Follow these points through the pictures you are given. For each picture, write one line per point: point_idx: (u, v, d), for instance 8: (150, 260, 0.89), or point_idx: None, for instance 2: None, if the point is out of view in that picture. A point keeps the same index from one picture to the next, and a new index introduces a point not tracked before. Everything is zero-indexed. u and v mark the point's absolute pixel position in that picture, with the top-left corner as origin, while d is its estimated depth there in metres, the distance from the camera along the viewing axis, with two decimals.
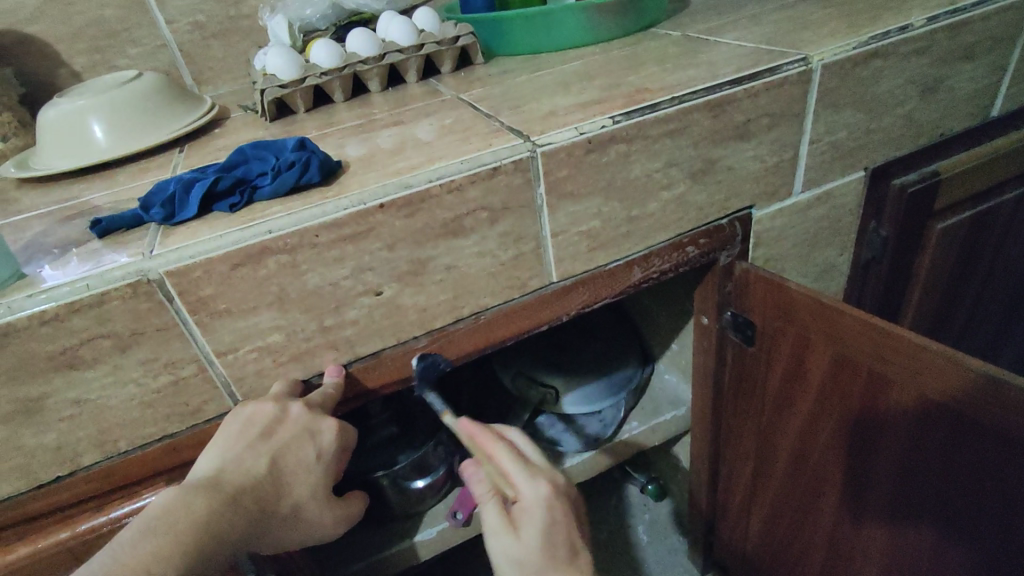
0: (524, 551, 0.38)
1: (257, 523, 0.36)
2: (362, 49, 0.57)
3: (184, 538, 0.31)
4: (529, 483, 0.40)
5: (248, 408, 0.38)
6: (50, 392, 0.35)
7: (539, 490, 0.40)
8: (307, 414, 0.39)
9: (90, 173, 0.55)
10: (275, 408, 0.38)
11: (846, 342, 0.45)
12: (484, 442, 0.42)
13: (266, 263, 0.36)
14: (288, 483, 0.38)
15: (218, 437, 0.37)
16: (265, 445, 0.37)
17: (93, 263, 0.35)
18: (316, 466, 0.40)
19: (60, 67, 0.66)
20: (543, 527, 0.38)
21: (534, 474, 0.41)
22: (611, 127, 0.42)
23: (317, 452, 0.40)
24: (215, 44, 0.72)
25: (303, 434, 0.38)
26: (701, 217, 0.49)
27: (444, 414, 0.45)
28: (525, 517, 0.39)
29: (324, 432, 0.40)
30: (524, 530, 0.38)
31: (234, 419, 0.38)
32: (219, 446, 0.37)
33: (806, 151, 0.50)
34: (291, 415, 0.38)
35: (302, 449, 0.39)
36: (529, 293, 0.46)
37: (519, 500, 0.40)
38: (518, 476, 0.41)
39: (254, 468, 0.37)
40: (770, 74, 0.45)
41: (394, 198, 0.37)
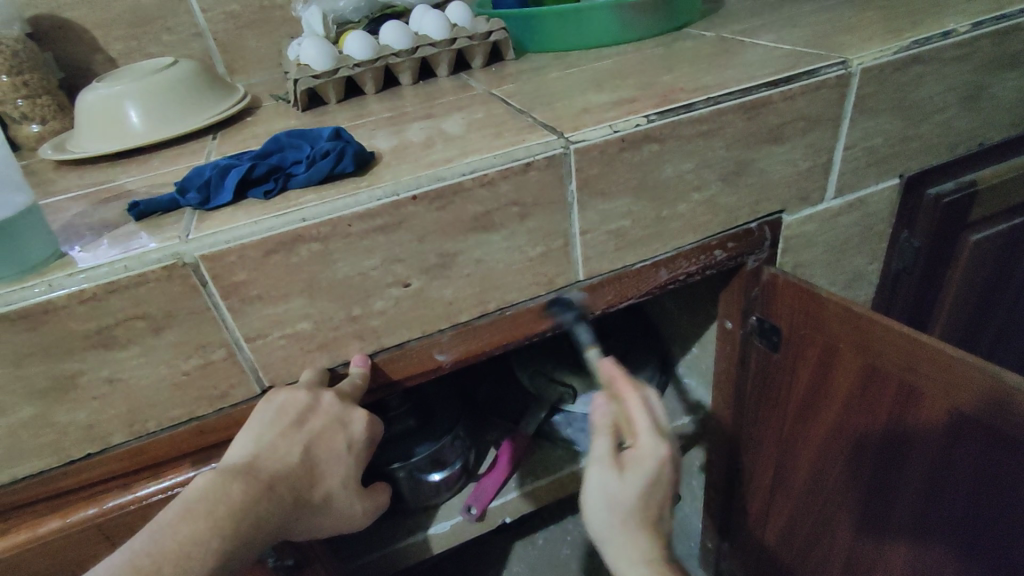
0: (624, 495, 0.38)
1: (288, 510, 0.36)
2: (395, 42, 0.58)
3: (221, 524, 0.33)
4: (652, 441, 0.39)
5: (281, 394, 0.38)
6: (85, 370, 0.35)
7: (661, 451, 0.38)
8: (338, 404, 0.39)
9: (125, 158, 0.55)
10: (308, 397, 0.38)
11: (876, 352, 0.45)
12: (623, 386, 0.41)
13: (299, 250, 0.36)
14: (321, 472, 0.39)
15: (251, 421, 0.37)
16: (298, 433, 0.37)
17: (131, 245, 0.35)
18: (348, 456, 0.40)
19: (97, 53, 0.67)
20: (647, 479, 0.38)
21: (663, 436, 0.39)
22: (645, 125, 0.41)
23: (348, 441, 0.40)
24: (248, 33, 0.72)
25: (336, 423, 0.38)
26: (730, 220, 0.49)
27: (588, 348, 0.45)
28: (638, 466, 0.38)
29: (355, 423, 0.40)
30: (630, 476, 0.38)
31: (265, 404, 0.38)
32: (253, 430, 0.37)
33: (841, 156, 0.49)
34: (323, 404, 0.38)
35: (334, 439, 0.39)
36: (556, 290, 0.46)
37: (637, 451, 0.39)
38: (644, 427, 0.39)
39: (287, 455, 0.37)
40: (808, 77, 0.44)
41: (427, 190, 0.37)
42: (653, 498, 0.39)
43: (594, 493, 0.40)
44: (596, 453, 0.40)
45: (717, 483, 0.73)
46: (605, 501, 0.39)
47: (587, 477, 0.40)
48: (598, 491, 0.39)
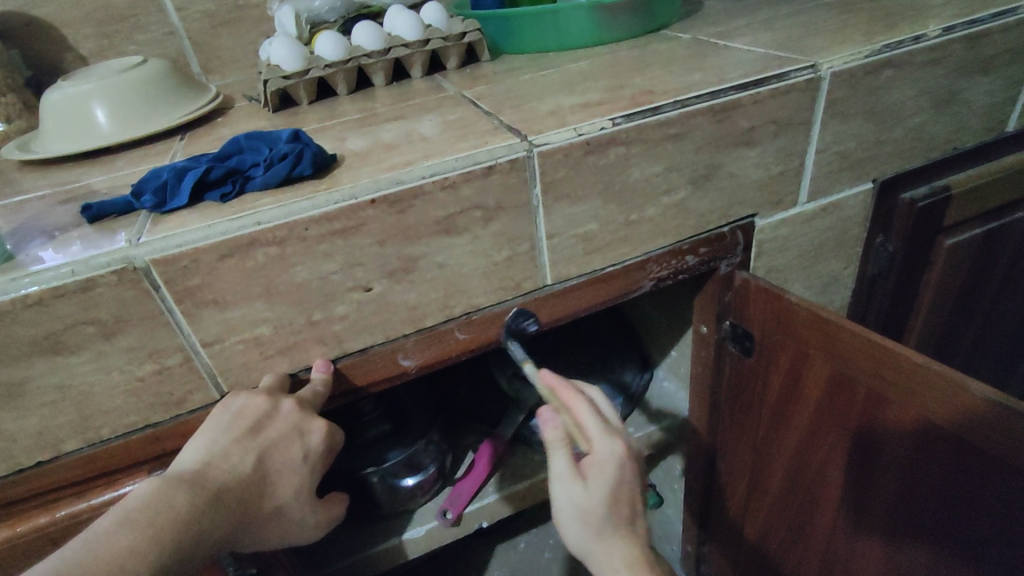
0: (589, 502, 0.39)
1: (238, 521, 0.36)
2: (367, 42, 0.57)
3: (162, 535, 0.31)
4: (604, 442, 0.39)
5: (239, 399, 0.38)
6: (33, 376, 0.34)
7: (615, 451, 0.39)
8: (297, 412, 0.39)
9: (90, 158, 0.55)
10: (267, 403, 0.38)
11: (845, 359, 0.44)
12: (568, 395, 0.41)
13: (255, 254, 0.36)
14: (273, 482, 0.39)
15: (206, 427, 0.37)
16: (253, 442, 0.37)
17: (81, 248, 0.35)
18: (302, 466, 0.40)
19: (67, 51, 0.66)
20: (611, 485, 0.39)
21: (614, 436, 0.40)
22: (611, 129, 0.41)
23: (303, 452, 0.40)
24: (224, 33, 0.72)
25: (291, 433, 0.39)
26: (701, 224, 0.48)
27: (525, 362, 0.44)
28: (597, 474, 0.39)
29: (313, 432, 0.40)
30: (591, 482, 0.39)
31: (223, 411, 0.38)
32: (207, 437, 0.37)
33: (813, 160, 0.49)
34: (282, 412, 0.38)
35: (289, 448, 0.39)
36: (524, 295, 0.45)
37: (593, 458, 0.39)
38: (594, 431, 0.40)
39: (239, 464, 0.37)
40: (778, 80, 0.44)
41: (386, 194, 0.37)
42: (621, 501, 0.40)
43: (560, 503, 0.40)
44: (554, 470, 0.40)
45: (697, 487, 0.72)
46: (574, 512, 0.40)
47: (553, 496, 0.40)
48: (567, 504, 0.40)
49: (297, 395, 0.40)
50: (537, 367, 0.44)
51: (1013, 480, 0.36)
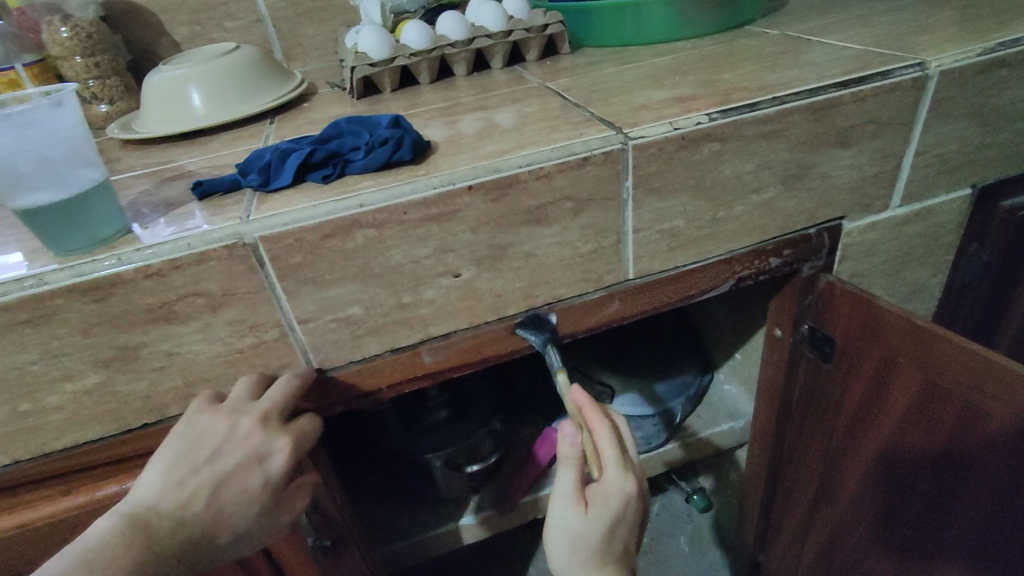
0: (588, 532, 0.42)
1: (188, 554, 0.37)
2: (451, 32, 0.58)
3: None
4: (620, 477, 0.42)
5: (202, 418, 0.37)
6: (146, 342, 0.36)
7: (627, 486, 0.42)
8: (251, 436, 0.37)
9: (186, 139, 0.57)
10: (225, 425, 0.37)
11: (938, 368, 0.43)
12: (592, 419, 0.42)
13: (355, 236, 0.37)
14: (234, 510, 0.38)
15: (164, 448, 0.37)
16: (207, 470, 0.37)
17: (195, 223, 0.36)
18: (264, 493, 0.39)
19: (163, 36, 0.70)
20: (610, 518, 0.42)
21: (628, 471, 0.42)
22: (707, 124, 0.40)
23: (263, 477, 0.38)
24: (307, 21, 0.74)
25: (249, 459, 0.37)
26: (787, 225, 0.47)
27: (559, 370, 0.43)
28: (602, 502, 0.42)
29: (273, 454, 0.38)
30: (593, 514, 0.42)
31: (185, 425, 0.37)
32: (164, 464, 0.37)
33: (911, 163, 0.47)
34: (239, 435, 0.37)
35: (245, 477, 0.38)
36: (605, 288, 0.45)
37: (602, 485, 0.42)
38: (610, 461, 0.42)
39: (192, 498, 0.36)
40: (882, 78, 0.43)
41: (484, 181, 0.37)
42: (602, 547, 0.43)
43: (557, 529, 0.43)
44: (561, 487, 0.42)
45: (756, 495, 0.71)
46: (565, 535, 0.43)
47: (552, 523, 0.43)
48: (561, 528, 0.43)
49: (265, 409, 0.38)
50: (568, 381, 0.43)
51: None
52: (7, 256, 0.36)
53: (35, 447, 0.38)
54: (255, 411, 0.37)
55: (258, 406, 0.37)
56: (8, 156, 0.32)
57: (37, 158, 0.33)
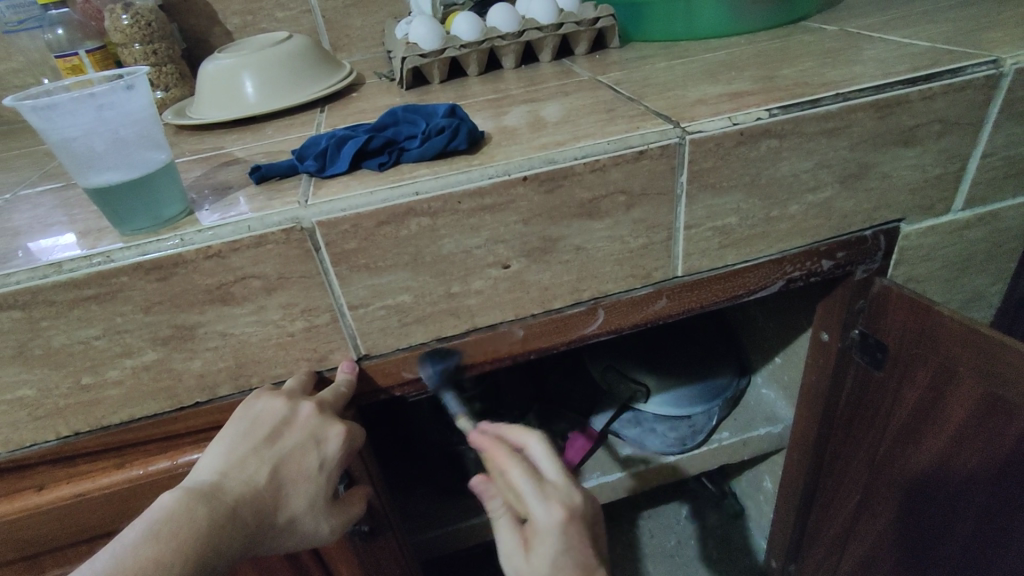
0: (533, 574, 0.37)
1: (252, 534, 0.37)
2: (502, 23, 0.58)
3: (185, 547, 0.33)
4: (542, 506, 0.37)
5: (260, 403, 0.39)
6: (203, 322, 0.37)
7: (554, 515, 0.37)
8: (314, 417, 0.39)
9: (237, 127, 0.58)
10: (284, 409, 0.39)
11: (1001, 380, 0.41)
12: (496, 455, 0.39)
13: (409, 224, 0.37)
14: (288, 492, 0.39)
15: (226, 431, 0.38)
16: (269, 450, 0.38)
17: (254, 205, 0.37)
18: (318, 476, 0.40)
19: (216, 25, 0.71)
20: (555, 554, 0.36)
21: (551, 492, 0.38)
22: (767, 120, 0.39)
23: (319, 460, 0.40)
24: (355, 13, 0.74)
25: (308, 441, 0.39)
26: (843, 226, 0.46)
27: (458, 417, 0.46)
28: (535, 544, 0.37)
29: (330, 440, 0.40)
30: (534, 559, 0.37)
31: (246, 411, 0.39)
32: (228, 443, 0.38)
33: (976, 165, 0.46)
34: (300, 417, 0.39)
35: (304, 458, 0.39)
36: (652, 284, 0.45)
37: (533, 523, 0.37)
38: (528, 496, 0.38)
39: (254, 475, 0.38)
40: (951, 76, 0.41)
41: (539, 172, 0.37)
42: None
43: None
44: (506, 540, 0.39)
45: (799, 505, 0.69)
46: None
47: (509, 572, 0.39)
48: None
49: (318, 398, 0.40)
50: (470, 424, 0.45)
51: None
52: (70, 236, 0.37)
53: (94, 420, 0.39)
54: (311, 399, 0.40)
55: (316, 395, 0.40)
56: (84, 135, 0.33)
57: (112, 140, 0.34)
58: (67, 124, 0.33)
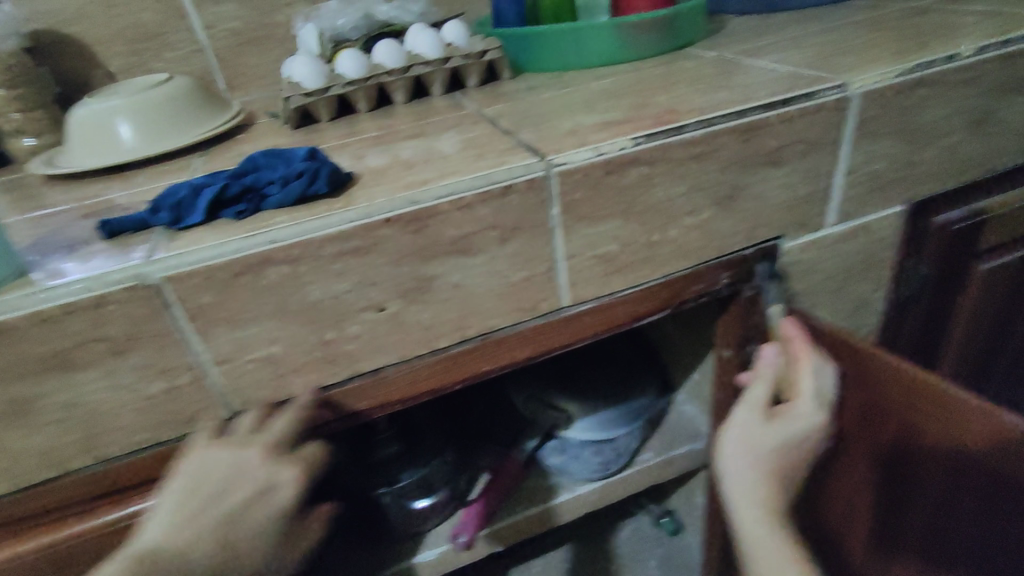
0: (770, 439, 0.43)
1: None
2: (387, 60, 0.58)
3: None
4: (820, 408, 0.44)
5: (208, 456, 0.37)
6: (44, 393, 0.34)
7: (818, 417, 0.43)
8: (267, 464, 0.38)
9: (113, 173, 0.55)
10: (230, 460, 0.37)
11: (874, 388, 0.42)
12: (800, 347, 0.45)
13: (268, 273, 0.35)
14: (245, 543, 0.38)
15: (171, 491, 0.36)
16: (219, 505, 0.37)
17: (96, 263, 0.35)
18: (275, 521, 0.39)
19: (98, 68, 0.68)
20: (794, 435, 0.43)
21: (825, 405, 0.43)
22: (632, 148, 0.40)
23: (275, 508, 0.39)
24: (248, 50, 0.73)
25: (261, 488, 0.38)
26: (725, 246, 0.47)
27: (773, 304, 0.50)
28: (789, 421, 0.43)
29: (283, 484, 0.39)
30: (778, 425, 0.43)
31: (186, 467, 0.37)
32: (170, 506, 0.36)
33: (842, 181, 0.48)
34: (253, 465, 0.38)
35: (257, 509, 0.38)
36: (542, 316, 0.44)
37: (798, 407, 0.43)
38: (812, 388, 0.44)
39: (209, 534, 0.36)
40: (805, 100, 0.43)
41: (402, 213, 0.36)
42: (782, 463, 0.43)
43: (736, 432, 0.44)
44: (751, 400, 0.45)
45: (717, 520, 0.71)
46: (743, 444, 0.43)
47: (729, 425, 0.45)
48: (743, 434, 0.44)
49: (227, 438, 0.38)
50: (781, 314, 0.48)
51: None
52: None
53: None
54: (263, 441, 0.38)
55: (266, 438, 0.38)
56: None
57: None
58: None
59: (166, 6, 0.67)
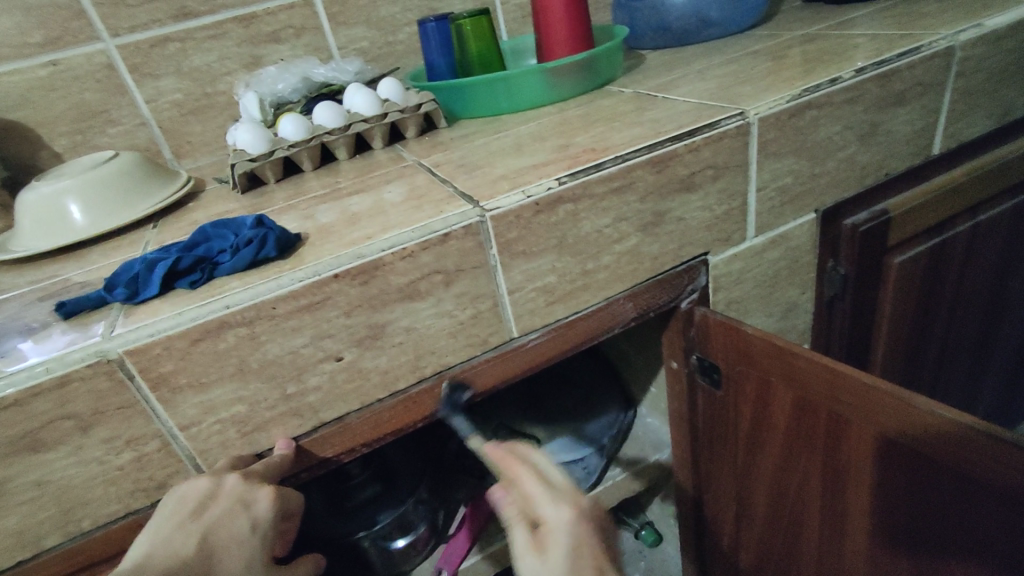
0: None
1: None
2: (328, 121, 0.61)
3: None
4: None
5: (182, 485, 0.38)
6: (11, 476, 0.35)
7: None
8: (241, 483, 0.38)
9: (65, 253, 0.56)
10: (209, 484, 0.38)
11: (804, 384, 0.46)
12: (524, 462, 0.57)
13: (225, 336, 0.37)
14: (221, 560, 0.37)
15: (150, 519, 0.37)
16: (195, 523, 0.36)
17: (57, 345, 0.36)
18: (252, 539, 0.38)
19: (42, 149, 0.69)
20: None
21: None
22: (557, 188, 0.43)
23: (251, 523, 0.38)
24: (193, 119, 0.75)
25: (236, 506, 0.37)
26: (655, 266, 0.51)
27: None
28: None
29: (260, 502, 0.38)
30: None
31: (166, 500, 0.38)
32: (150, 528, 0.36)
33: (754, 198, 0.52)
34: (225, 487, 0.38)
35: (234, 522, 0.37)
36: (493, 350, 0.47)
37: None
38: None
39: (184, 546, 0.36)
40: (709, 129, 0.47)
41: (348, 268, 0.39)
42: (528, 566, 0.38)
43: None
44: None
45: (689, 525, 0.72)
46: None
47: None
48: None
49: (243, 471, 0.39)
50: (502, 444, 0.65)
51: (979, 490, 0.37)
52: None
53: None
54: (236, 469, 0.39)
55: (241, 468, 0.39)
56: None
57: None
58: None
59: (108, 85, 0.70)
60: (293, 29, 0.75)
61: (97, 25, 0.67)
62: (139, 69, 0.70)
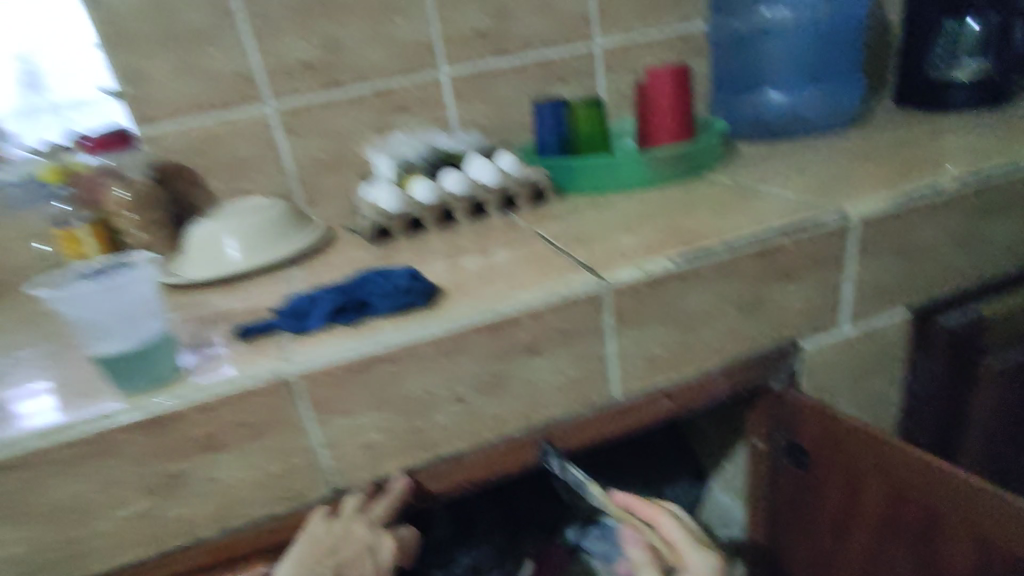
0: None
1: None
2: (454, 187, 0.69)
3: None
4: (698, 557, 0.45)
5: (316, 522, 0.44)
6: (190, 470, 0.41)
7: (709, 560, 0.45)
8: (369, 532, 0.44)
9: (221, 282, 0.65)
10: (340, 526, 0.44)
11: (896, 474, 0.48)
12: (642, 509, 0.48)
13: (377, 370, 0.43)
14: None
15: (290, 552, 0.43)
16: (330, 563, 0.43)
17: (241, 361, 0.43)
18: None
19: (202, 190, 0.80)
20: None
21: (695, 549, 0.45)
22: (670, 267, 0.48)
23: (375, 566, 0.45)
24: (327, 175, 0.85)
25: (365, 551, 0.44)
26: (751, 346, 0.54)
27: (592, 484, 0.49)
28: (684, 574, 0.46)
29: (382, 547, 0.45)
30: None
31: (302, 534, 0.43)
32: (292, 561, 0.42)
33: (849, 290, 0.55)
34: (355, 534, 0.43)
35: (362, 563, 0.44)
36: (595, 408, 0.51)
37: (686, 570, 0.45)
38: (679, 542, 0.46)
39: None
40: (811, 225, 0.52)
41: (486, 321, 0.45)
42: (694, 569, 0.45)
43: None
44: None
45: None
46: None
47: None
48: None
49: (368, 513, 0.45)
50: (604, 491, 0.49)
51: None
52: (47, 402, 0.42)
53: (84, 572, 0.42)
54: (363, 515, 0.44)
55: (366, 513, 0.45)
56: (101, 317, 0.40)
57: (120, 311, 0.40)
58: (85, 310, 0.39)
59: (263, 140, 0.80)
60: (421, 103, 0.85)
61: (265, 91, 0.78)
62: (291, 129, 0.81)
